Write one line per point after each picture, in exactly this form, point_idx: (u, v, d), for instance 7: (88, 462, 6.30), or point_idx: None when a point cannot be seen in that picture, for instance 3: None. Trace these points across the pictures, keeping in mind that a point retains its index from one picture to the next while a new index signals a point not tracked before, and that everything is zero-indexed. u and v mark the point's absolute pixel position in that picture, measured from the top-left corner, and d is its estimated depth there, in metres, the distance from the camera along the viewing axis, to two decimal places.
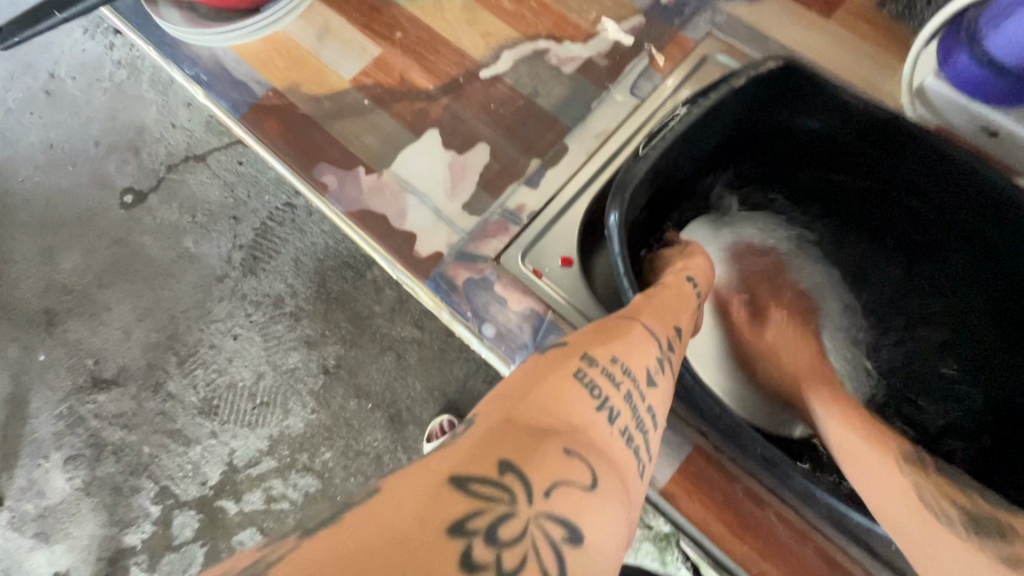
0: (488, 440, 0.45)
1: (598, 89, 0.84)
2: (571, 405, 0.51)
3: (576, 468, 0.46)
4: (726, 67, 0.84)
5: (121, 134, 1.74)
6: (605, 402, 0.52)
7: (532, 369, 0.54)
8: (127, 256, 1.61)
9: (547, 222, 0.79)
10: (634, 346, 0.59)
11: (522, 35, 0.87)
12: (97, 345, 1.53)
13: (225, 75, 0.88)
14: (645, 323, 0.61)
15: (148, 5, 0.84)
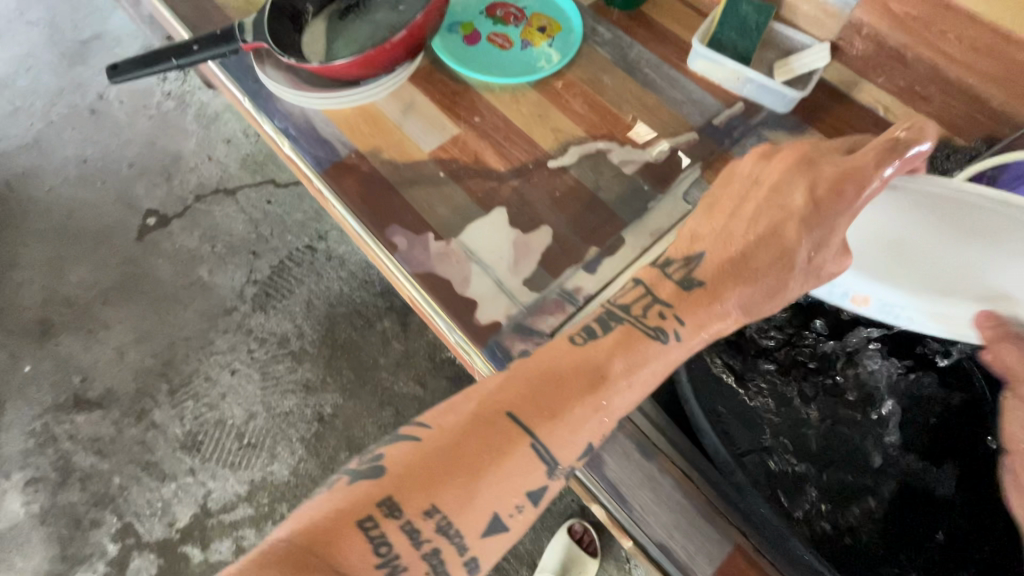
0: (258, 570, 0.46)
1: (650, 190, 0.91)
2: (351, 554, 0.49)
3: None
4: None
5: (157, 159, 1.79)
6: (389, 556, 0.51)
7: (350, 501, 0.52)
8: (138, 277, 1.60)
9: (603, 304, 0.81)
10: (497, 484, 0.55)
11: (585, 134, 0.95)
12: (88, 362, 1.49)
13: (313, 133, 0.95)
14: (530, 450, 0.56)
15: (260, 67, 0.95)
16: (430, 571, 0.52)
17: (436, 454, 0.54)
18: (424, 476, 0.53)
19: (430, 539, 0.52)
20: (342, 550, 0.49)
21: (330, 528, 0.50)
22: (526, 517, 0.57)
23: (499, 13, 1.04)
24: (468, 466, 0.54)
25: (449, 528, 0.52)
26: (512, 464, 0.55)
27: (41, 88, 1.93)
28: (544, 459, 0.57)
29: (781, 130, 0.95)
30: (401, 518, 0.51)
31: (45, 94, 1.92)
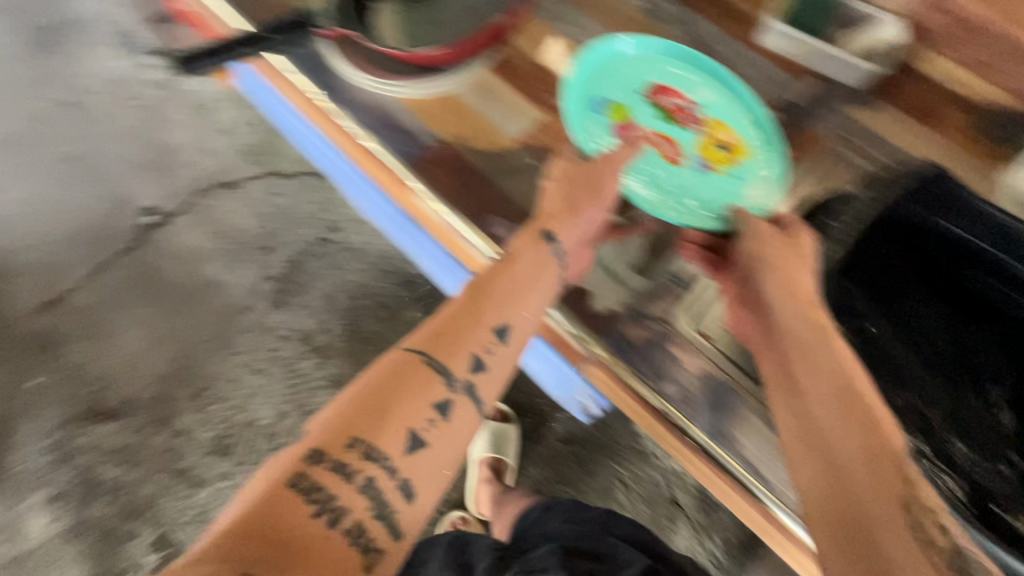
0: (394, 377, 0.52)
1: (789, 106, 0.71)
2: (403, 411, 0.51)
3: (423, 414, 0.52)
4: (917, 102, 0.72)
5: (148, 152, 1.68)
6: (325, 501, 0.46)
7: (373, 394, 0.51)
8: (144, 279, 1.53)
9: None
10: (460, 343, 0.56)
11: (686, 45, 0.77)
12: (100, 372, 1.42)
13: (393, 124, 0.65)
14: (433, 369, 0.54)
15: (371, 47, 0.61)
16: (375, 506, 0.48)
17: (363, 404, 0.51)
18: (386, 415, 0.50)
19: (373, 471, 0.48)
20: (394, 405, 0.51)
21: (381, 407, 0.51)
22: (445, 430, 0.53)
23: (670, 105, 0.65)
24: (398, 393, 0.52)
25: (375, 453, 0.49)
26: (424, 375, 0.53)
27: (9, 79, 1.77)
28: (444, 368, 0.54)
29: (857, 107, 0.71)
30: (330, 463, 0.47)
31: (14, 86, 1.76)
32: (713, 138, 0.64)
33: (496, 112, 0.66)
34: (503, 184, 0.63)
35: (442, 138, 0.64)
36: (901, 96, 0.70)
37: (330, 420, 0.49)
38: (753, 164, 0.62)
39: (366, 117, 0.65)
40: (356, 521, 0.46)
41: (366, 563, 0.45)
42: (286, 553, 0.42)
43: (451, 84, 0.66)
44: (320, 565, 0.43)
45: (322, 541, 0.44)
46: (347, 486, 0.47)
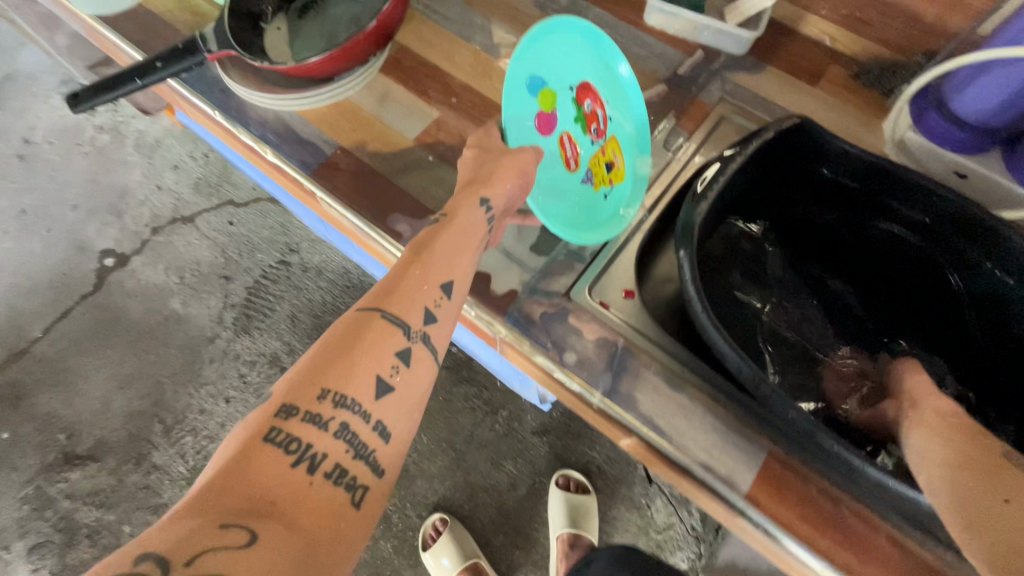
0: (343, 337, 0.47)
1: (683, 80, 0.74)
2: (360, 370, 0.46)
3: (384, 362, 0.47)
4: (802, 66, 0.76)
5: (103, 196, 1.69)
6: (303, 453, 0.41)
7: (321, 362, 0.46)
8: (109, 321, 1.53)
9: (616, 253, 0.62)
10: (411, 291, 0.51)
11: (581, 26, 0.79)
12: (71, 418, 1.43)
13: (292, 137, 0.67)
14: (388, 319, 0.49)
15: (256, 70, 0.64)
16: (353, 449, 0.44)
17: (316, 360, 0.46)
18: (346, 364, 0.46)
19: (334, 435, 0.43)
20: (351, 359, 0.46)
21: (336, 359, 0.46)
22: (411, 376, 0.48)
23: (588, 107, 0.63)
24: (357, 342, 0.47)
25: (345, 400, 0.44)
26: (378, 328, 0.48)
27: None
28: (400, 321, 0.49)
29: (740, 74, 0.74)
30: (300, 415, 0.43)
31: None
32: (603, 155, 0.63)
33: (392, 115, 0.69)
34: (400, 182, 0.65)
35: (340, 145, 0.67)
36: (786, 58, 0.75)
37: (297, 374, 0.46)
38: (623, 191, 0.61)
39: (266, 132, 0.67)
40: (335, 464, 0.42)
41: (355, 497, 0.42)
42: (265, 508, 0.38)
43: (344, 92, 0.68)
44: (304, 512, 0.39)
45: (301, 489, 0.40)
46: (324, 434, 0.43)
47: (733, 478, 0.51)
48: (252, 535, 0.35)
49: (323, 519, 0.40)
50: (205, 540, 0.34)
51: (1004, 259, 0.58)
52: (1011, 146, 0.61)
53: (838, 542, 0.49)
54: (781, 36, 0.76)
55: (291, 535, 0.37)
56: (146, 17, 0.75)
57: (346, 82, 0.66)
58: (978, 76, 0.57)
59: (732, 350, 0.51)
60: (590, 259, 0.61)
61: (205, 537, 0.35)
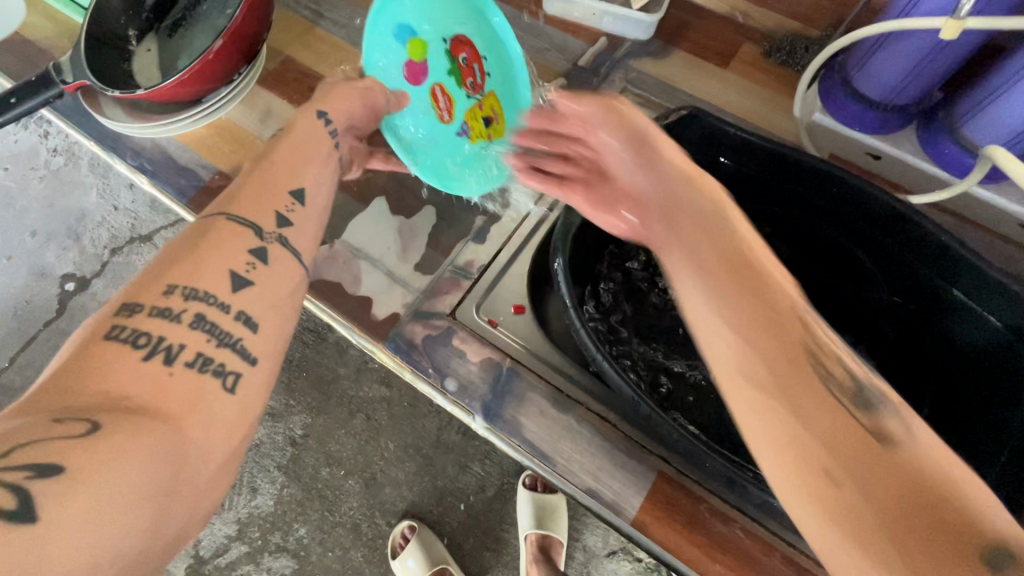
0: (191, 237, 0.44)
1: (587, 69, 0.69)
2: (217, 261, 0.43)
3: (236, 259, 0.43)
4: (722, 40, 0.70)
5: (59, 219, 1.47)
6: (155, 346, 0.38)
7: (175, 252, 0.43)
8: (69, 345, 1.38)
9: (506, 266, 0.59)
10: (265, 188, 0.48)
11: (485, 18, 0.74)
12: None
13: (169, 163, 0.64)
14: (233, 219, 0.45)
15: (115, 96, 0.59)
16: (214, 338, 0.40)
17: (169, 258, 0.43)
18: (190, 261, 0.42)
19: (186, 316, 0.40)
20: (206, 254, 0.42)
21: (180, 258, 0.42)
22: (271, 276, 0.45)
23: (462, 58, 0.60)
24: (203, 239, 0.44)
25: (197, 292, 0.41)
26: (224, 232, 0.45)
27: None
28: (252, 222, 0.45)
29: (646, 60, 0.69)
30: (149, 309, 0.39)
31: None
32: (479, 112, 0.61)
33: (272, 133, 0.65)
34: None
35: (220, 169, 0.64)
36: (696, 40, 0.70)
37: (144, 275, 0.42)
38: (503, 148, 0.60)
39: (143, 160, 0.65)
40: (196, 353, 0.39)
41: (226, 384, 0.39)
42: (114, 402, 0.34)
43: (218, 111, 0.64)
44: (168, 404, 0.36)
45: (157, 378, 0.37)
46: (176, 326, 0.39)
47: (619, 501, 0.49)
48: (93, 424, 0.32)
49: (188, 405, 0.37)
50: (30, 435, 0.30)
51: (919, 243, 0.56)
52: (929, 118, 0.56)
53: (730, 565, 0.46)
54: (690, 13, 0.70)
55: (154, 440, 0.33)
56: (22, 46, 0.72)
57: (217, 103, 0.62)
58: (879, 48, 0.52)
59: (609, 367, 0.47)
60: (478, 275, 0.58)
61: (33, 431, 0.31)
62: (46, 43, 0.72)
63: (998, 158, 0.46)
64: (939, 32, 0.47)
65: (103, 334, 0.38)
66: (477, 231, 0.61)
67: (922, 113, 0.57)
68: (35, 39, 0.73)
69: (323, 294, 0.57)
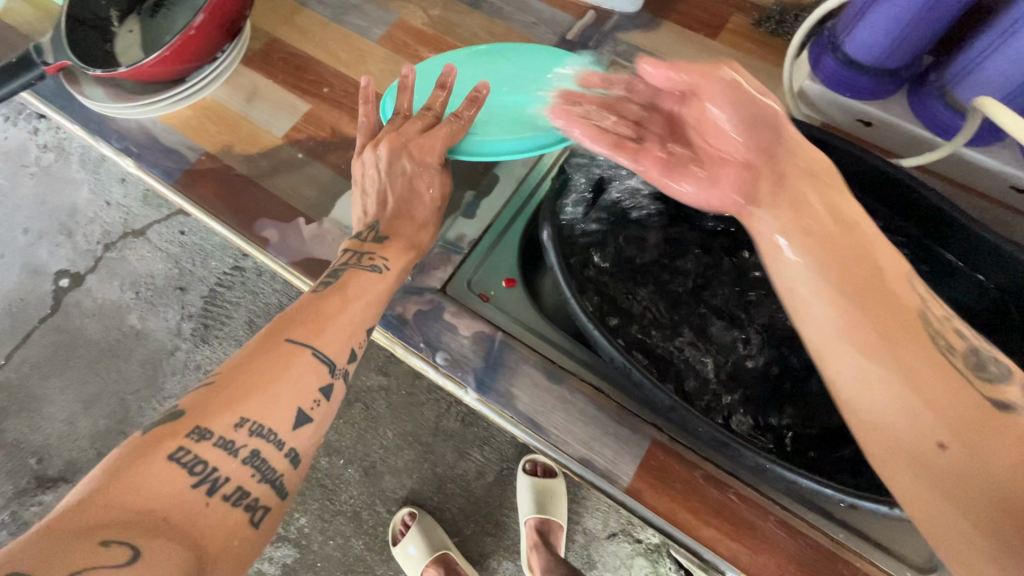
0: (256, 352, 0.43)
1: (577, 43, 0.68)
2: (286, 384, 0.42)
3: (301, 383, 0.43)
4: (712, 11, 0.69)
5: (51, 216, 1.46)
6: (206, 477, 0.37)
7: (246, 363, 0.43)
8: (65, 342, 1.38)
9: (496, 242, 0.59)
10: (341, 306, 0.48)
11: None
12: (39, 442, 1.31)
13: (154, 145, 0.64)
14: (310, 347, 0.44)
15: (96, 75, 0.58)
16: (258, 473, 0.40)
17: (231, 376, 0.42)
18: (252, 382, 0.41)
19: (245, 447, 0.40)
20: (270, 378, 0.42)
21: (249, 373, 0.42)
22: (331, 409, 0.45)
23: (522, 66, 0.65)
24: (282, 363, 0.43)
25: (259, 427, 0.40)
26: (298, 358, 0.44)
27: None
28: (330, 358, 0.45)
29: (635, 33, 0.68)
30: (208, 437, 0.38)
31: None
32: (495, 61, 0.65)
33: (259, 113, 0.65)
34: (267, 183, 0.62)
35: (206, 150, 0.63)
36: (685, 11, 0.69)
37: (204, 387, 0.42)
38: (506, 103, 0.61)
39: (128, 144, 0.64)
40: (237, 486, 0.38)
41: (255, 519, 0.39)
42: (154, 524, 0.34)
43: (201, 91, 0.63)
44: (200, 535, 0.35)
45: (199, 512, 0.36)
46: (232, 460, 0.39)
47: (614, 471, 0.48)
48: (135, 552, 0.31)
49: (222, 543, 0.36)
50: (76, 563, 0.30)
51: (909, 206, 0.56)
52: (918, 82, 0.56)
53: (725, 530, 0.46)
54: None
55: (181, 548, 0.34)
56: (3, 32, 0.71)
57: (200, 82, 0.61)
58: (866, 12, 0.52)
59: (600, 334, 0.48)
60: (468, 250, 0.58)
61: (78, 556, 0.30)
62: (27, 28, 0.71)
63: (988, 111, 0.46)
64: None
65: (161, 444, 0.38)
66: (467, 206, 0.60)
67: (912, 78, 0.57)
68: (16, 25, 0.71)
69: (311, 271, 0.57)
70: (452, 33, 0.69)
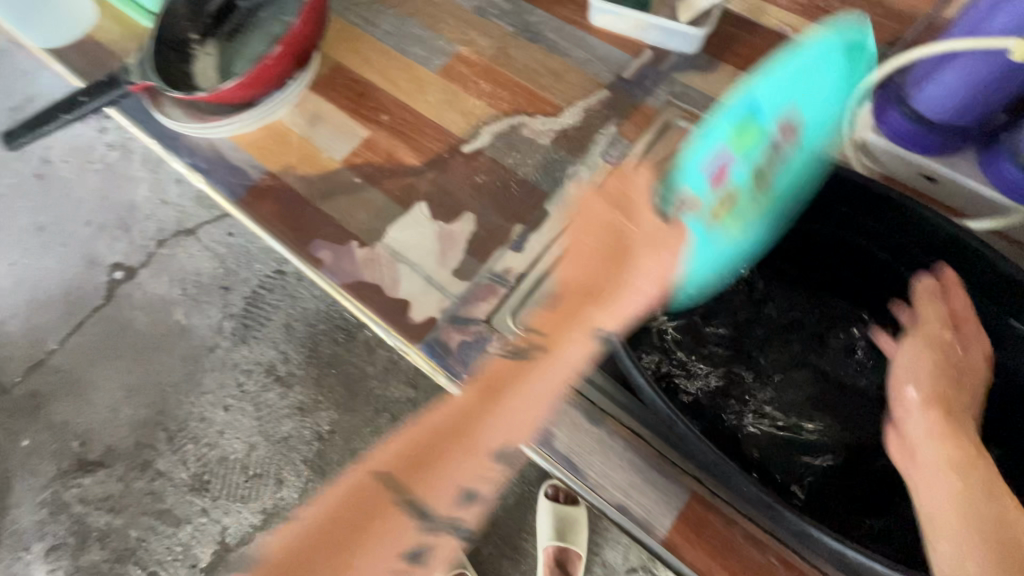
0: (345, 502, 0.45)
1: (633, 81, 0.68)
2: (368, 553, 0.43)
3: (384, 548, 0.44)
4: (772, 55, 0.68)
5: (110, 210, 1.43)
6: None
7: (336, 513, 0.45)
8: (114, 332, 1.33)
9: (542, 277, 0.59)
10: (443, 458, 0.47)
11: (533, 20, 0.73)
12: (83, 425, 1.26)
13: (222, 161, 0.67)
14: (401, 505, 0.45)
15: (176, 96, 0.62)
16: None
17: (309, 531, 0.44)
18: (328, 550, 0.43)
19: None
20: (354, 545, 0.44)
21: (323, 533, 0.44)
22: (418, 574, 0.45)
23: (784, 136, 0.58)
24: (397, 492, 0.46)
25: None
26: (385, 520, 0.45)
27: None
28: (422, 517, 0.46)
29: (691, 74, 0.68)
30: None
31: None
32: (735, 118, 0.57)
33: (321, 136, 0.67)
34: (324, 205, 0.64)
35: (269, 170, 0.66)
36: (743, 54, 0.69)
37: (287, 532, 0.45)
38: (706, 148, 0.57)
39: (197, 159, 0.67)
40: None
41: None
42: None
43: (269, 113, 0.67)
44: None
45: None
46: None
47: (649, 520, 0.50)
48: None
49: None
50: None
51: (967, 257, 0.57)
52: (990, 142, 0.55)
53: None
54: (738, 28, 0.70)
55: None
56: (92, 49, 0.76)
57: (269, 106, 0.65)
58: (941, 69, 0.51)
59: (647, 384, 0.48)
60: (515, 284, 0.59)
61: None
62: (113, 46, 0.76)
63: None
64: (1005, 52, 0.46)
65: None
66: (515, 240, 0.61)
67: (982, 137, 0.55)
68: (104, 42, 0.77)
69: (363, 296, 0.59)
70: (509, 66, 0.70)
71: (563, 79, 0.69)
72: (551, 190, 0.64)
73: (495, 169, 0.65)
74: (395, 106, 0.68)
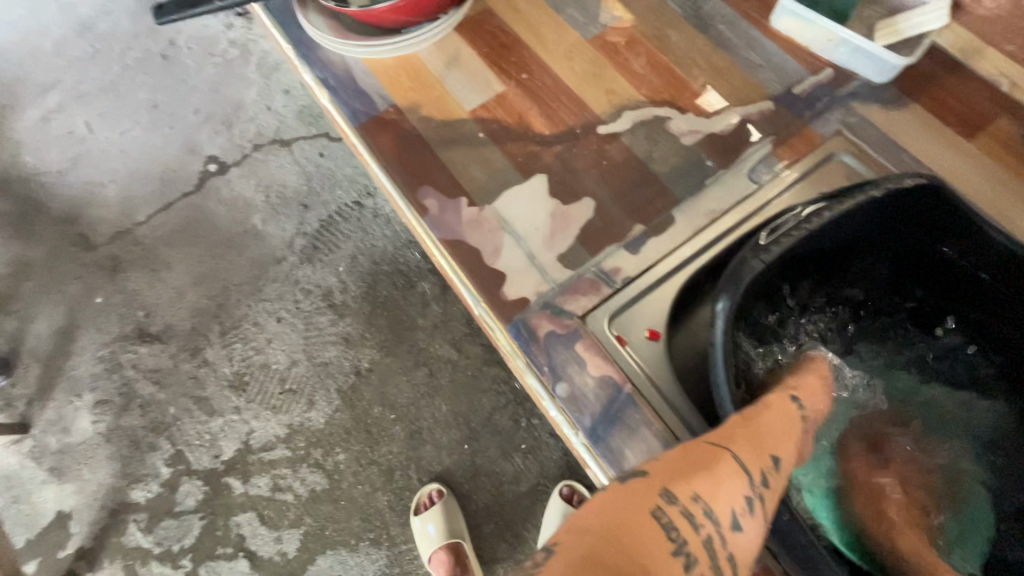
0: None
1: (800, 100, 0.61)
2: None
3: None
4: (971, 107, 0.59)
5: (219, 105, 1.47)
6: None
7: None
8: (197, 220, 1.38)
9: (650, 288, 0.54)
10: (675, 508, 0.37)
11: (705, 7, 0.66)
12: (151, 298, 1.32)
13: (350, 83, 0.65)
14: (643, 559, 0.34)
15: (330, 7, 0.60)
16: None
17: None
18: None
19: None
20: None
21: None
22: None
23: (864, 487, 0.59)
24: (639, 565, 0.34)
25: None
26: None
27: None
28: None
29: (872, 106, 0.60)
30: None
31: None
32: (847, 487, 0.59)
33: (454, 81, 0.64)
34: (442, 153, 0.61)
35: (395, 103, 0.63)
36: (938, 97, 0.60)
37: None
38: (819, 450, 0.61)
39: (326, 74, 0.65)
40: None
41: None
42: None
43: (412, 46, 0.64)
44: None
45: None
46: None
47: None
48: None
49: None
50: None
51: None
52: None
53: None
54: (941, 68, 0.60)
55: None
56: None
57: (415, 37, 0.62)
58: None
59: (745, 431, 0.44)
60: (619, 287, 0.54)
61: None
62: None
63: None
64: None
65: None
66: (630, 240, 0.56)
67: None
68: None
69: (461, 258, 0.57)
70: (666, 52, 0.64)
71: (722, 80, 0.62)
72: (680, 197, 0.58)
73: (625, 159, 0.60)
74: (535, 67, 0.64)
